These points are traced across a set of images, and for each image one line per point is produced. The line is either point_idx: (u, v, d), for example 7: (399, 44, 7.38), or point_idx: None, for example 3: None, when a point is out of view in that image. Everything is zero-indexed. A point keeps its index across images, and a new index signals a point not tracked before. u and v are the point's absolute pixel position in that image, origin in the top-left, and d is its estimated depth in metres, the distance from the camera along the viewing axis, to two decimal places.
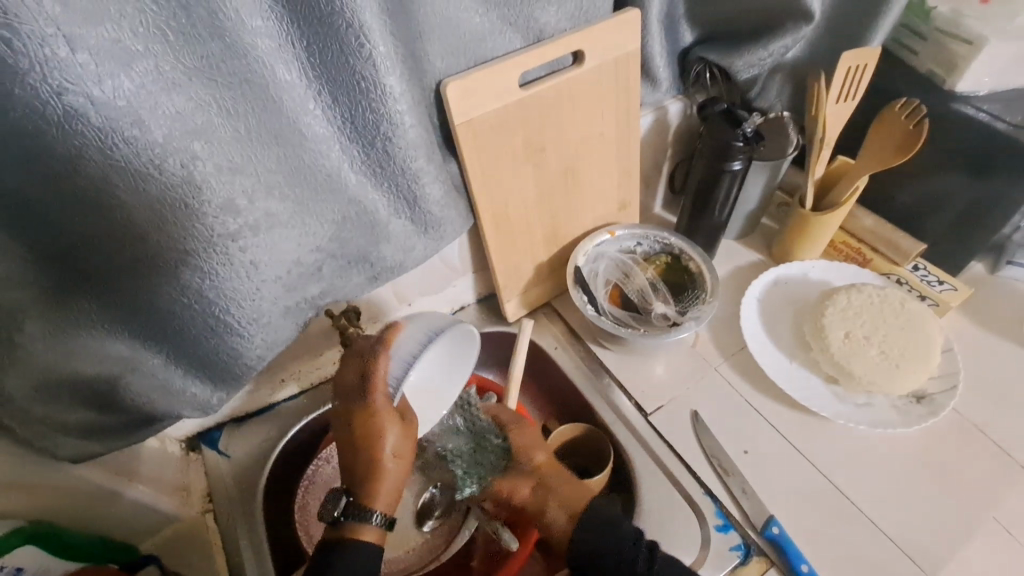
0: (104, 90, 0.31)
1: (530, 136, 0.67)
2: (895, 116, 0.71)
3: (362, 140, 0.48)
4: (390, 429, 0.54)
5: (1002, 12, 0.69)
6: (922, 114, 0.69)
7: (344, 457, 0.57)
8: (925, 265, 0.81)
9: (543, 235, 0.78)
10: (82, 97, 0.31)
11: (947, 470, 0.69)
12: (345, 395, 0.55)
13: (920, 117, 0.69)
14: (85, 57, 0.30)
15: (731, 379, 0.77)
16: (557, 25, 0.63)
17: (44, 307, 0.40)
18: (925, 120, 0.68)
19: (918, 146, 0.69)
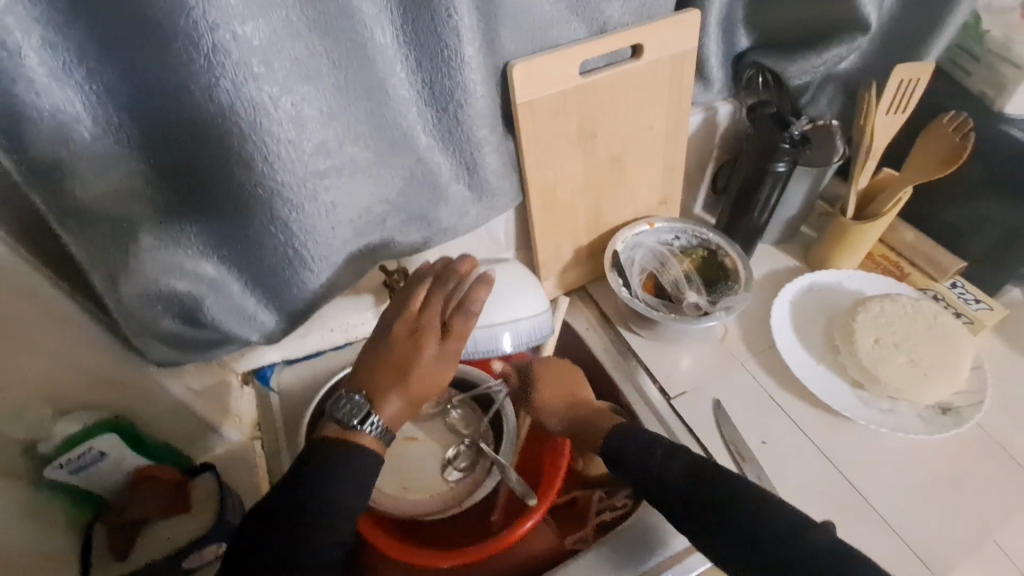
0: (245, 29, 0.38)
1: (584, 122, 0.72)
2: (942, 128, 0.72)
3: (437, 105, 0.54)
4: (438, 370, 0.56)
5: None
6: (968, 127, 0.70)
7: (378, 356, 0.56)
8: (964, 283, 0.81)
9: (586, 220, 0.82)
10: (228, 33, 0.37)
11: (966, 482, 0.69)
12: (422, 316, 0.57)
13: (966, 135, 0.71)
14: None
15: (756, 375, 0.79)
16: (620, 19, 0.67)
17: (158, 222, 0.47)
18: (971, 133, 0.69)
19: (964, 157, 0.70)
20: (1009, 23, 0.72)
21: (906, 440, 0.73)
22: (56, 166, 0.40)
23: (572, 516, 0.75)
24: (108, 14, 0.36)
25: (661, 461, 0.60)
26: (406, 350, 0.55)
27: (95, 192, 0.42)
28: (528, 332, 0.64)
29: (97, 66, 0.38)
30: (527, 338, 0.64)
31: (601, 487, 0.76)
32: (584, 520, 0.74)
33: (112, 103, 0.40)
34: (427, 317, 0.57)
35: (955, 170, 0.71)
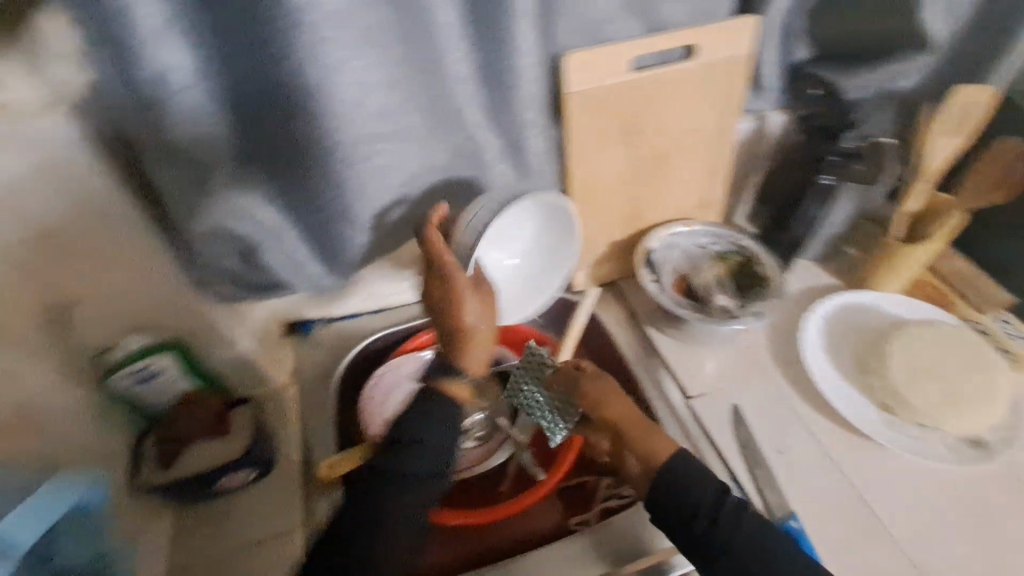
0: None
1: (631, 117, 0.74)
2: (1004, 152, 0.71)
3: (490, 85, 0.57)
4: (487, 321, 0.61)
5: None
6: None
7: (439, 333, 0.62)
8: (1014, 319, 0.78)
9: (623, 216, 0.84)
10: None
11: (993, 521, 0.67)
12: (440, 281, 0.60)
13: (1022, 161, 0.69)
14: None
15: (780, 386, 0.78)
16: (676, 19, 0.69)
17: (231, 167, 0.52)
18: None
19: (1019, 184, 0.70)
20: None
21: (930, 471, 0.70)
22: (154, 106, 0.46)
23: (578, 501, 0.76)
24: None
25: (712, 517, 0.56)
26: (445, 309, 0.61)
27: (182, 133, 0.48)
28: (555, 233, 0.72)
29: (199, 20, 0.43)
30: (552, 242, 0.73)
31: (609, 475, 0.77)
32: (589, 505, 0.75)
33: (206, 55, 0.45)
34: (473, 270, 0.62)
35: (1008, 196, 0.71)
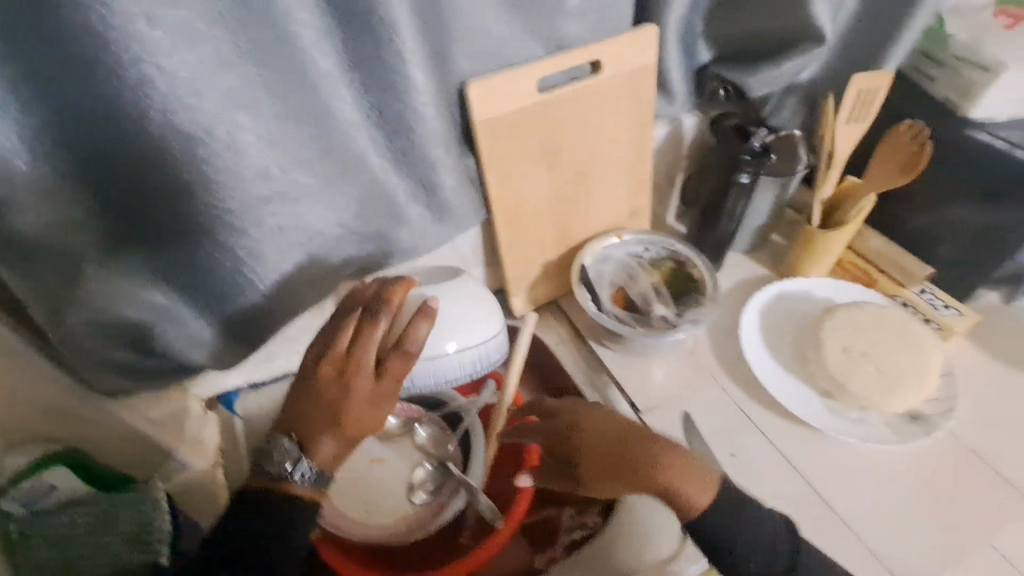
0: (173, 63, 0.38)
1: (545, 138, 0.71)
2: (899, 135, 0.71)
3: (389, 127, 0.53)
4: (341, 403, 0.53)
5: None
6: (925, 134, 0.68)
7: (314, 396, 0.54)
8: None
9: (554, 235, 0.82)
10: (155, 67, 0.38)
11: (940, 491, 0.68)
12: (329, 389, 0.54)
13: (923, 137, 0.69)
14: (161, 33, 0.37)
15: (727, 387, 0.78)
16: (578, 36, 0.67)
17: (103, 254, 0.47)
18: (927, 142, 0.67)
19: (921, 167, 0.68)
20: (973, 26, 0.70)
21: (874, 450, 0.71)
22: None
23: (545, 535, 0.75)
24: (29, 52, 0.36)
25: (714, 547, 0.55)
26: (334, 395, 0.53)
27: (31, 228, 0.42)
28: (475, 361, 0.67)
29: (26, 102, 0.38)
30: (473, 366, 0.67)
31: (572, 505, 0.76)
32: (555, 538, 0.74)
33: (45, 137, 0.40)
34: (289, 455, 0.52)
35: (913, 179, 0.70)
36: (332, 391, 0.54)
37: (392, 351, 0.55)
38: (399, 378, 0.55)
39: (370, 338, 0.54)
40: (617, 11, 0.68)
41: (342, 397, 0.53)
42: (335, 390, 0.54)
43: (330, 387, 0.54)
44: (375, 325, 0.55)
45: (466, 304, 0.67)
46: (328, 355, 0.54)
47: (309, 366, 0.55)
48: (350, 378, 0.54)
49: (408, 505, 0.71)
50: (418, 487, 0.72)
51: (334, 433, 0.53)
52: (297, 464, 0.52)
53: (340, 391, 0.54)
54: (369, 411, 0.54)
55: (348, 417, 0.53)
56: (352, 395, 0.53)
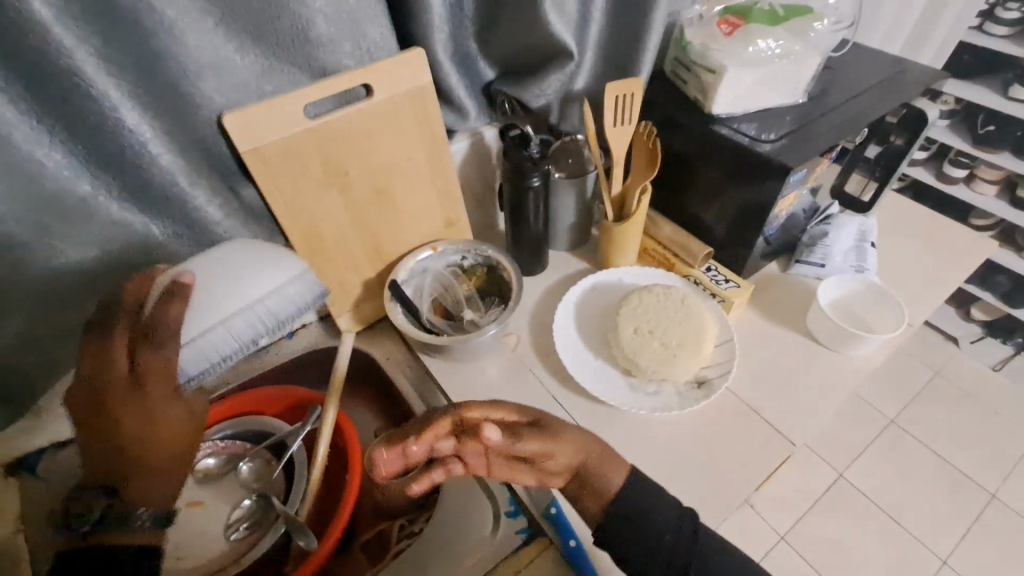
0: None
1: (328, 162, 0.73)
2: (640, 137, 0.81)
3: (112, 168, 0.52)
4: (164, 430, 0.53)
5: (743, 42, 0.78)
6: (653, 134, 0.80)
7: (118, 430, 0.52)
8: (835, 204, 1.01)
9: (366, 253, 0.83)
10: None
11: (722, 446, 0.75)
12: (136, 420, 0.52)
13: (658, 135, 0.80)
14: None
15: (544, 378, 0.83)
16: (342, 63, 0.70)
17: None
18: (656, 141, 0.78)
19: (659, 161, 0.79)
20: (704, 35, 0.81)
21: (668, 418, 0.78)
22: None
23: (379, 547, 0.76)
24: None
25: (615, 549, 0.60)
26: (151, 429, 0.52)
27: None
28: (279, 307, 0.55)
29: None
30: (282, 314, 0.56)
31: (403, 514, 0.77)
32: (385, 549, 0.74)
33: None
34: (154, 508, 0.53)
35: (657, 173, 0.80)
36: (140, 423, 0.52)
37: (177, 351, 0.52)
38: (197, 389, 0.54)
39: (144, 355, 0.51)
40: (379, 38, 0.71)
41: (164, 432, 0.53)
42: (145, 423, 0.52)
43: (132, 423, 0.52)
44: (166, 346, 0.51)
45: (243, 265, 0.55)
46: (131, 392, 0.52)
47: (104, 407, 0.51)
48: (171, 405, 0.53)
49: (221, 544, 0.70)
50: (234, 523, 0.71)
51: (165, 473, 0.54)
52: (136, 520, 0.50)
53: (157, 425, 0.53)
54: (200, 440, 0.56)
55: (137, 450, 0.52)
56: (120, 428, 0.52)
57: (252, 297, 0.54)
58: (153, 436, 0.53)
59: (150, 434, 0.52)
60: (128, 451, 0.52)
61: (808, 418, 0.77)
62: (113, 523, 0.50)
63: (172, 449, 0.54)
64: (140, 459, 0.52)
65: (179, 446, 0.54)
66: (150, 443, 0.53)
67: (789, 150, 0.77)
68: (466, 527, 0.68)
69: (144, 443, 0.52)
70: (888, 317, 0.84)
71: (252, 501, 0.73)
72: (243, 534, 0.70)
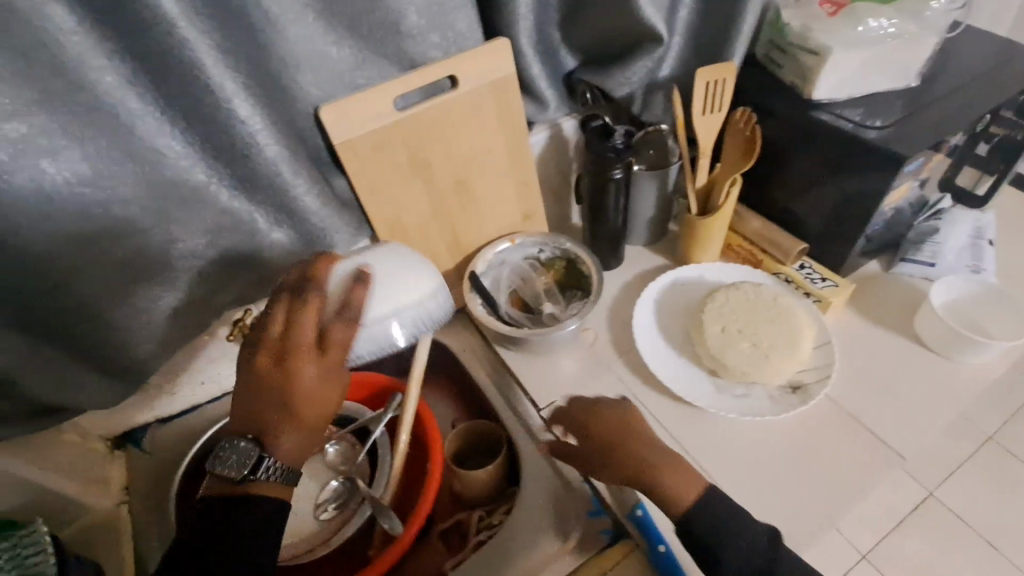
0: None
1: (414, 154, 0.74)
2: (736, 125, 0.77)
3: (223, 158, 0.55)
4: (291, 384, 0.54)
5: (849, 20, 0.72)
6: (753, 120, 0.75)
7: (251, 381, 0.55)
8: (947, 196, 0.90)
9: (445, 245, 0.84)
10: None
11: (820, 455, 0.70)
12: (268, 372, 0.54)
13: (752, 124, 0.76)
14: None
15: (622, 376, 0.81)
16: (429, 54, 0.70)
17: None
18: (756, 127, 0.74)
19: (757, 149, 0.74)
20: (804, 15, 0.75)
21: (759, 422, 0.73)
22: None
23: (457, 537, 0.77)
24: None
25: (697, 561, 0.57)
26: (279, 381, 0.54)
27: None
28: (411, 318, 0.60)
29: None
30: (415, 326, 0.61)
31: (481, 506, 0.78)
32: (465, 539, 0.76)
33: None
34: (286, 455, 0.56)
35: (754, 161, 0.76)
36: (273, 375, 0.54)
37: (335, 319, 0.56)
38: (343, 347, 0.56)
39: (306, 319, 0.55)
40: (466, 29, 0.71)
41: (288, 385, 0.54)
42: (274, 377, 0.54)
43: (264, 377, 0.54)
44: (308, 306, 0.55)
45: (392, 266, 0.61)
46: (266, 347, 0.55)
47: (247, 362, 0.55)
48: (296, 360, 0.54)
49: (312, 522, 0.73)
50: (324, 504, 0.74)
51: (291, 426, 0.55)
52: (264, 465, 0.54)
53: (283, 378, 0.54)
54: (320, 396, 0.56)
55: (299, 402, 0.54)
56: (299, 379, 0.54)
57: (398, 301, 0.59)
58: (280, 390, 0.54)
59: (277, 385, 0.54)
60: (262, 404, 0.55)
61: (919, 430, 0.71)
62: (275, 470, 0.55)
63: (335, 393, 0.57)
64: (273, 412, 0.55)
65: (301, 400, 0.54)
66: (278, 397, 0.54)
67: (903, 137, 0.70)
68: (548, 521, 0.68)
69: (274, 396, 0.54)
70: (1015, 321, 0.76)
71: (339, 483, 0.75)
72: (332, 516, 0.72)
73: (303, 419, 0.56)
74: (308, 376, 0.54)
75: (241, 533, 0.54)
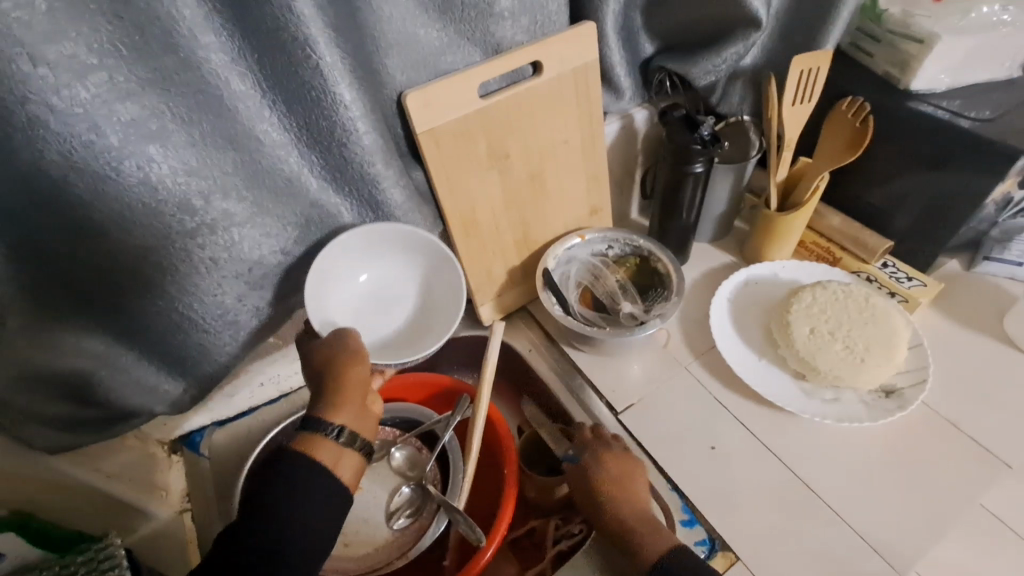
0: (62, 99, 0.37)
1: (493, 144, 0.70)
2: (842, 115, 0.74)
3: (320, 145, 0.52)
4: (324, 365, 0.57)
5: (955, 7, 0.69)
6: (866, 112, 0.72)
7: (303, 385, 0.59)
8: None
9: (514, 241, 0.80)
10: (43, 106, 0.37)
11: (920, 461, 0.67)
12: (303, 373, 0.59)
13: (863, 112, 0.72)
14: (46, 70, 0.36)
15: (702, 378, 0.77)
16: (515, 38, 0.66)
17: (42, 310, 0.47)
18: (869, 118, 0.71)
19: (867, 142, 0.71)
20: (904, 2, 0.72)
21: (851, 427, 0.70)
22: None
23: (532, 547, 0.73)
24: None
25: None
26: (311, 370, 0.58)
27: None
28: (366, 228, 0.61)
29: None
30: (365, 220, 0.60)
31: (557, 514, 0.74)
32: (542, 550, 0.71)
33: None
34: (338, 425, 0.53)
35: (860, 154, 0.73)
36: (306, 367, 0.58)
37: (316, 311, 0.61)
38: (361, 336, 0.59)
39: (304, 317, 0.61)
40: (554, 11, 0.67)
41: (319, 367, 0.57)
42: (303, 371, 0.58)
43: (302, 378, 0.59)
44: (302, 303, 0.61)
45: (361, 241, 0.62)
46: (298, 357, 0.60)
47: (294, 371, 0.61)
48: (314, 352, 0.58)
49: (385, 531, 0.69)
50: (397, 512, 0.70)
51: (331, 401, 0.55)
52: (329, 425, 0.53)
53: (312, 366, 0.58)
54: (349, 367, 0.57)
55: (331, 379, 0.56)
56: (321, 360, 0.57)
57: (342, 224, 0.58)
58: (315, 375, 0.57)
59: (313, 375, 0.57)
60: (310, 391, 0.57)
61: (1022, 436, 0.68)
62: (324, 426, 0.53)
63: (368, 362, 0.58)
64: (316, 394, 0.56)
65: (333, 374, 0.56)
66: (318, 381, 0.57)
67: (1010, 131, 0.67)
68: None
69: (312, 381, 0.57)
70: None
71: (410, 491, 0.72)
72: (406, 526, 0.69)
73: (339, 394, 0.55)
74: (329, 355, 0.57)
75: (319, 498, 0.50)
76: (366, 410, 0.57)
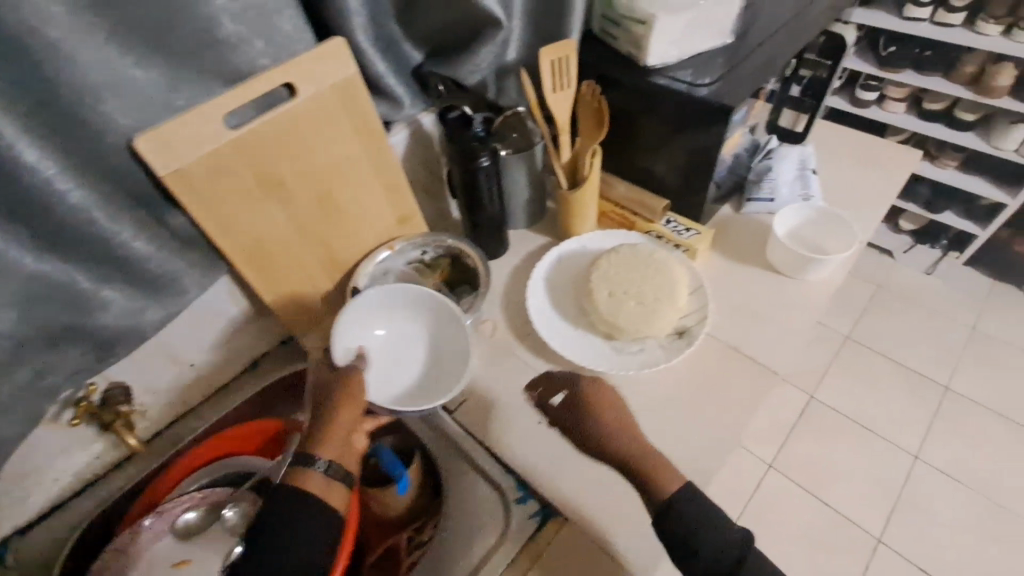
0: None
1: (262, 174, 0.67)
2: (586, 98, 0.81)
3: (16, 217, 0.50)
4: (351, 397, 0.67)
5: None
6: (597, 90, 0.79)
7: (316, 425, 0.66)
8: (773, 137, 1.00)
9: (318, 265, 0.78)
10: None
11: (709, 388, 0.77)
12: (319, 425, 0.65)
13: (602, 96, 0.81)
14: None
15: (527, 359, 0.81)
16: (254, 62, 0.64)
17: None
18: (600, 97, 0.79)
19: (606, 116, 0.79)
20: None
21: (657, 372, 0.78)
22: None
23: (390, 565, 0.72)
24: None
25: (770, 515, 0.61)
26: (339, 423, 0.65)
27: None
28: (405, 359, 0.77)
29: None
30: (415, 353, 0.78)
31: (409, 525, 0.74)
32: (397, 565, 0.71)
33: None
34: (324, 480, 0.61)
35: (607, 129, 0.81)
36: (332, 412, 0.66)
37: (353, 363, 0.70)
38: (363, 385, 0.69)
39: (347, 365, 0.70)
40: (293, 31, 0.66)
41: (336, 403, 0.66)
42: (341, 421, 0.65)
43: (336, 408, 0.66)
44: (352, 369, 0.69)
45: (373, 315, 0.77)
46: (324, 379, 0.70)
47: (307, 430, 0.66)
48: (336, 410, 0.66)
49: None
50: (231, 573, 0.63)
51: (342, 447, 0.65)
52: (316, 461, 0.62)
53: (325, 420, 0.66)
54: (352, 415, 0.66)
55: (341, 432, 0.65)
56: (336, 422, 0.65)
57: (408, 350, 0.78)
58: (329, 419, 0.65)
59: (325, 430, 0.65)
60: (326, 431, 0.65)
61: (784, 347, 0.80)
62: (335, 470, 0.63)
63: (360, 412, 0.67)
64: (336, 442, 0.65)
65: (340, 441, 0.65)
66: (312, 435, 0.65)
67: (726, 93, 0.77)
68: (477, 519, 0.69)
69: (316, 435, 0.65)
70: (842, 233, 0.88)
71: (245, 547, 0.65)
72: None
73: (343, 451, 0.65)
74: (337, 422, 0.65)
75: (286, 536, 0.57)
76: (352, 454, 0.66)
